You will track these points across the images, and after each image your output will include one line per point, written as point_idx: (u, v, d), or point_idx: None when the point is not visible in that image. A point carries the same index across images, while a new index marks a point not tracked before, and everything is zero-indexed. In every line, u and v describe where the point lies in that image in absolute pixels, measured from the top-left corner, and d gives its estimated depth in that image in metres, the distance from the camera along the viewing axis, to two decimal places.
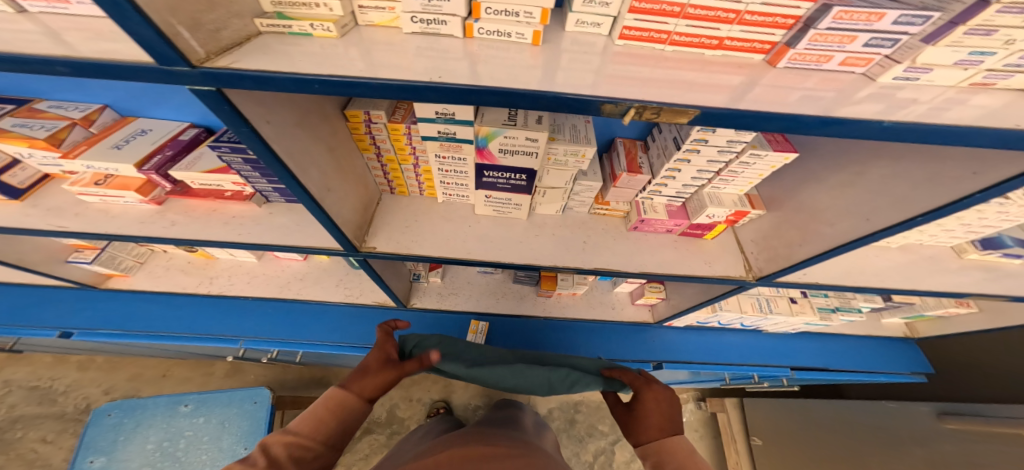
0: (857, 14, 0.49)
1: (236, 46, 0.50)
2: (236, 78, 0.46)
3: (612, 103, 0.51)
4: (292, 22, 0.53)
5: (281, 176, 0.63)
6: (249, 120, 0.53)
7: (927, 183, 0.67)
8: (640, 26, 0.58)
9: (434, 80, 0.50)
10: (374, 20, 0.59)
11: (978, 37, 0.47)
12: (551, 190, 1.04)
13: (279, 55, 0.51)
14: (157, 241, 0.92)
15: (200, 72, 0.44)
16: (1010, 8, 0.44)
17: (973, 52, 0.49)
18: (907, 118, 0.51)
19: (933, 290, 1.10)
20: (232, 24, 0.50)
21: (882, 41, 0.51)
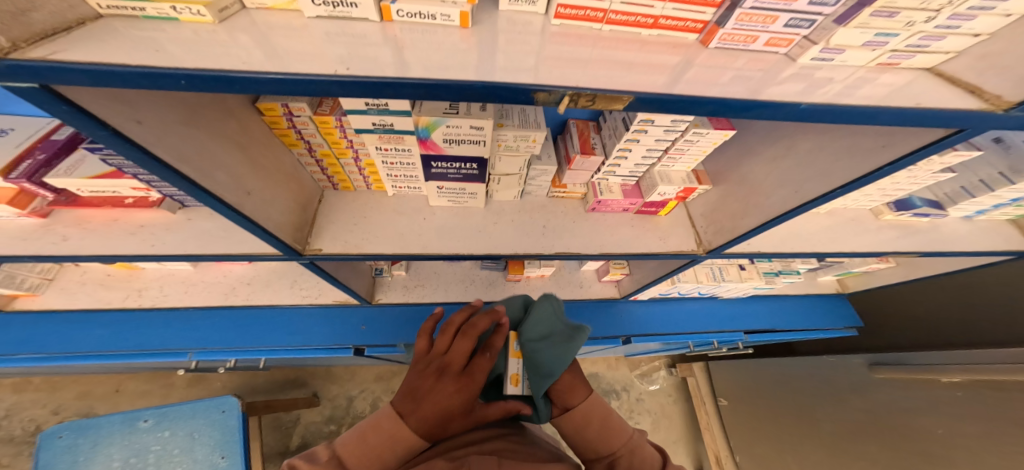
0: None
1: (65, 32, 0.38)
2: (60, 73, 0.34)
3: (545, 92, 0.49)
4: (144, 4, 0.42)
5: (179, 186, 0.52)
6: (108, 122, 0.41)
7: (845, 156, 0.71)
8: (575, 3, 0.55)
9: (340, 73, 0.45)
10: (266, 2, 0.51)
11: (882, 19, 0.49)
12: (506, 176, 1.01)
13: (140, 44, 0.41)
14: (52, 259, 0.76)
15: (7, 66, 0.32)
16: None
17: (879, 33, 0.51)
18: (824, 99, 0.53)
19: (856, 251, 1.21)
20: (52, 4, 0.38)
21: (801, 21, 0.53)
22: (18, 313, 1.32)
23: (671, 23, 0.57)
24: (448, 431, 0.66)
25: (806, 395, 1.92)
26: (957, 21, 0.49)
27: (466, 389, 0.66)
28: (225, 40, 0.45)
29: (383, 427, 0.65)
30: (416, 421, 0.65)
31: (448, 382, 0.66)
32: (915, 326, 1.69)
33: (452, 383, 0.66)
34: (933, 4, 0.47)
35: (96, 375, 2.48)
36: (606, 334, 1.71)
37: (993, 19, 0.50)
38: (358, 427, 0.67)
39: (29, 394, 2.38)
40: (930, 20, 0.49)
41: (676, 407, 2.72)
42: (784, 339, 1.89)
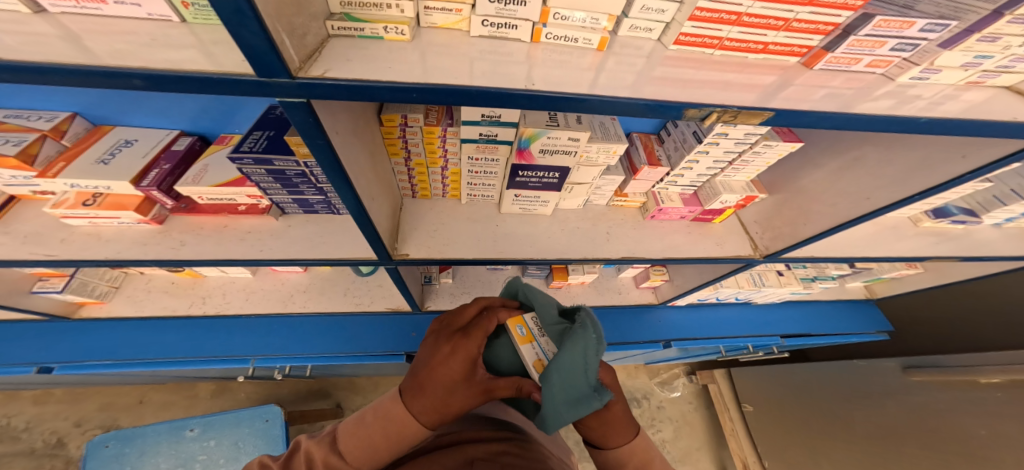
0: (893, 22, 0.56)
1: (319, 52, 0.45)
2: (333, 89, 0.41)
3: (698, 109, 0.55)
4: (365, 25, 0.49)
5: (340, 188, 0.58)
6: (325, 132, 0.48)
7: (918, 167, 0.78)
8: (696, 33, 0.61)
9: (529, 88, 0.50)
10: (437, 21, 0.56)
11: (985, 43, 0.56)
12: (577, 186, 1.07)
13: (365, 62, 0.46)
14: (171, 265, 0.81)
15: (300, 83, 0.39)
16: (1018, 20, 0.53)
17: (978, 55, 0.58)
18: (920, 113, 0.60)
19: (899, 255, 1.27)
20: (312, 28, 0.44)
21: (905, 46, 0.59)
22: (85, 320, 1.35)
23: (779, 47, 0.64)
24: (448, 406, 0.61)
25: (837, 401, 1.97)
26: None
27: (459, 348, 0.64)
28: (415, 56, 0.51)
29: (383, 408, 0.64)
30: (414, 398, 0.63)
31: (443, 346, 0.66)
32: (944, 329, 1.74)
33: (446, 345, 0.65)
34: None
35: (120, 386, 2.44)
36: (645, 339, 1.76)
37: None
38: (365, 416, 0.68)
39: (51, 405, 2.34)
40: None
41: (697, 414, 2.74)
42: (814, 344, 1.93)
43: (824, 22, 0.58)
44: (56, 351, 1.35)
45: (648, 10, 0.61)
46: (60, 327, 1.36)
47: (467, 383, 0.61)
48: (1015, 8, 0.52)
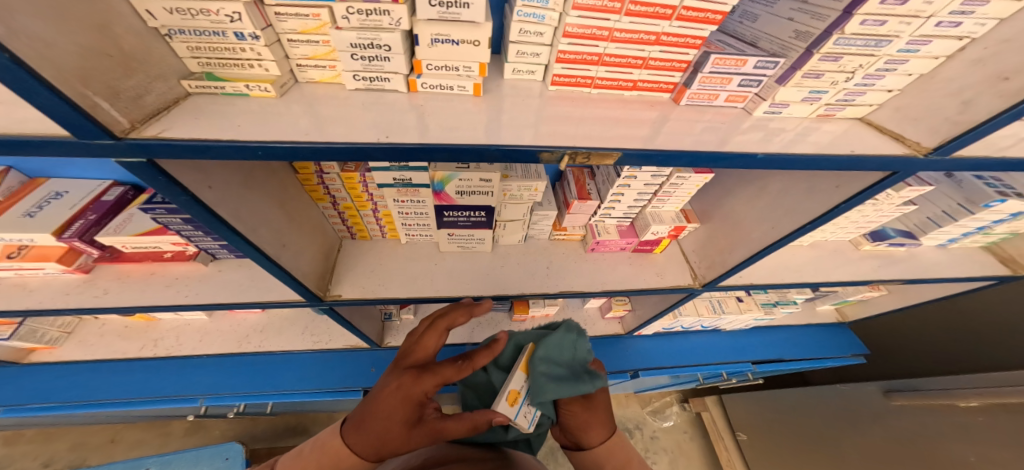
0: (729, 60, 0.63)
1: (163, 111, 0.52)
2: (167, 148, 0.46)
3: (548, 152, 0.59)
4: (225, 84, 0.56)
5: (227, 238, 0.63)
6: (187, 187, 0.53)
7: (808, 195, 0.81)
8: (568, 73, 0.70)
9: (380, 142, 0.55)
10: (315, 76, 0.65)
11: (812, 79, 0.62)
12: (510, 222, 1.11)
13: (213, 116, 0.53)
14: (92, 312, 0.83)
15: (127, 143, 0.44)
16: (827, 57, 0.59)
17: (812, 90, 0.64)
18: (776, 150, 0.63)
19: (844, 280, 1.27)
20: (154, 89, 0.51)
21: (751, 81, 0.66)
22: (35, 365, 1.34)
23: (648, 85, 0.71)
24: (385, 445, 0.61)
25: (832, 426, 1.84)
26: (871, 80, 0.62)
27: (406, 383, 0.63)
28: (283, 115, 0.56)
29: (323, 440, 0.65)
30: (352, 433, 0.64)
31: (390, 379, 0.65)
32: (926, 353, 1.67)
33: (395, 379, 0.64)
34: (848, 67, 0.60)
35: (89, 425, 2.31)
36: (614, 371, 1.71)
37: (900, 78, 0.62)
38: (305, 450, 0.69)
39: (18, 446, 2.21)
40: (849, 79, 0.62)
41: (693, 445, 2.55)
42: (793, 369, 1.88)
43: (677, 60, 0.67)
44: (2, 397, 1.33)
45: (524, 55, 0.71)
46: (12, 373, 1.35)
47: (413, 426, 0.61)
48: (819, 47, 0.57)
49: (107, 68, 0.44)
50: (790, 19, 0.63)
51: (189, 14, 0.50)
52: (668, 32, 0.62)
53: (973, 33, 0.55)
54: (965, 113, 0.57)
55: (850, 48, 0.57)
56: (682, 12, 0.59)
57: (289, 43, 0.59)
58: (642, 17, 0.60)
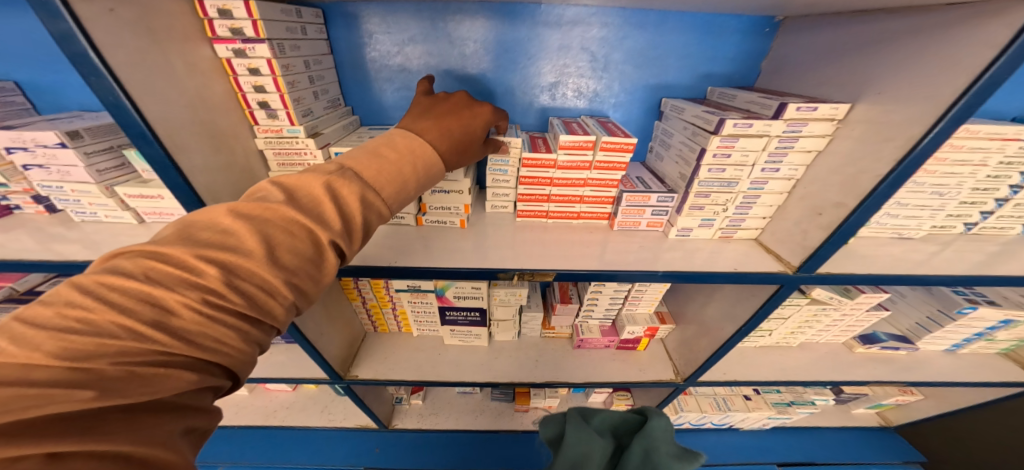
0: (637, 197, 0.85)
1: None
2: None
3: (503, 272, 0.81)
4: None
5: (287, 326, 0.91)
6: None
7: (740, 301, 0.94)
8: (529, 209, 0.96)
9: (391, 264, 0.81)
10: None
11: (697, 210, 0.81)
12: (502, 321, 1.30)
13: None
14: None
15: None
16: (701, 194, 0.78)
17: (702, 218, 0.83)
18: (678, 268, 0.80)
19: (849, 382, 1.22)
20: None
21: (660, 211, 0.86)
22: None
23: (589, 214, 0.94)
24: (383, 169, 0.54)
25: None
26: (743, 210, 0.80)
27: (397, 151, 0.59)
28: None
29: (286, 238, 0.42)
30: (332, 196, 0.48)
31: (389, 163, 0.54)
32: None
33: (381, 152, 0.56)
34: (719, 202, 0.79)
35: None
36: None
37: (764, 207, 0.79)
38: (27, 389, 0.27)
39: None
40: (726, 209, 0.80)
41: None
42: None
43: (606, 196, 0.90)
44: None
45: (499, 197, 0.99)
46: None
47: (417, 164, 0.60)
48: (689, 187, 0.77)
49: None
50: (675, 163, 0.86)
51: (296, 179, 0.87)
52: (592, 177, 0.88)
53: (794, 175, 0.74)
54: (808, 239, 0.71)
55: (712, 188, 0.77)
56: (597, 164, 0.85)
57: None
58: (573, 169, 0.87)
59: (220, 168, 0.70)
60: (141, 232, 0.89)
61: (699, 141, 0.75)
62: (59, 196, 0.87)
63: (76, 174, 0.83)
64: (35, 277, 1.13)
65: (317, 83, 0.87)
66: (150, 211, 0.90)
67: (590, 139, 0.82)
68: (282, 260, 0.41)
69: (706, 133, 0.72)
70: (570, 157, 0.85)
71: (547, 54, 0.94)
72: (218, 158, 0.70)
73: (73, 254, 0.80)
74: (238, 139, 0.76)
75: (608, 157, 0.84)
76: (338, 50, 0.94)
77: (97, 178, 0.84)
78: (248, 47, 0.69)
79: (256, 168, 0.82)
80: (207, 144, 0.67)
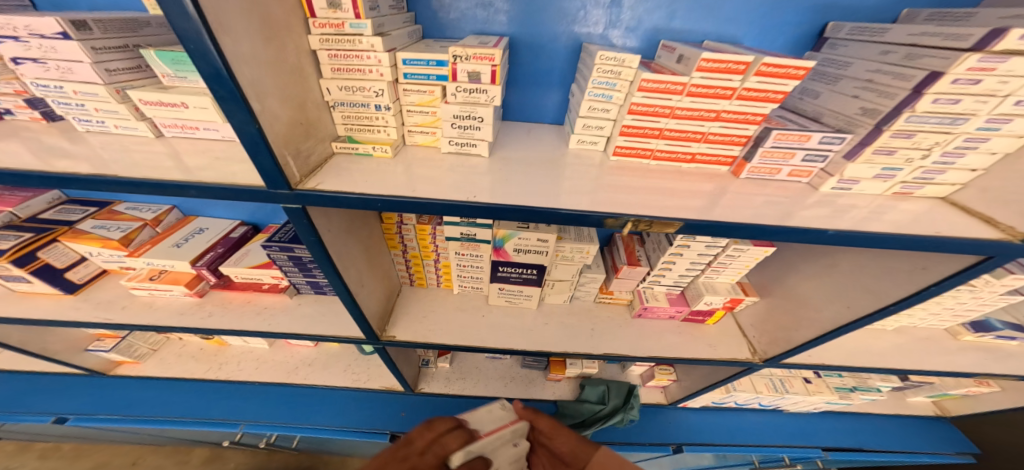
0: (791, 136, 0.67)
1: (319, 167, 0.68)
2: (317, 198, 0.62)
3: (613, 217, 0.64)
4: (359, 145, 0.73)
5: (328, 272, 0.78)
6: (316, 231, 0.70)
7: (887, 275, 0.80)
8: (628, 145, 0.77)
9: (469, 200, 0.65)
10: (418, 140, 0.80)
11: (884, 156, 0.64)
12: (559, 282, 1.13)
13: (345, 174, 0.69)
14: (197, 330, 1.04)
15: (295, 193, 0.61)
16: (899, 134, 0.62)
17: (885, 168, 0.66)
18: (844, 229, 0.64)
19: (943, 371, 1.11)
20: (318, 150, 0.69)
21: (816, 157, 0.69)
22: (118, 377, 1.50)
23: (706, 157, 0.76)
24: None
25: None
26: (950, 158, 0.64)
27: None
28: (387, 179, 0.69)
29: None
30: None
31: None
32: None
33: None
34: (923, 145, 0.62)
35: None
36: (653, 442, 1.56)
37: (984, 156, 0.63)
38: None
39: None
40: (925, 157, 0.64)
41: None
42: (881, 463, 1.61)
43: (737, 135, 0.72)
44: (80, 402, 1.47)
45: (589, 127, 0.80)
46: (98, 382, 1.51)
47: None
48: (889, 124, 0.61)
49: (300, 136, 0.63)
50: (853, 98, 0.68)
51: (352, 90, 0.69)
52: (728, 110, 0.68)
53: None
54: None
55: (924, 125, 0.60)
56: (743, 92, 0.66)
57: (407, 112, 0.75)
58: (704, 98, 0.67)
59: (268, 64, 0.53)
60: (158, 148, 0.71)
61: (925, 64, 0.58)
62: (59, 99, 0.70)
63: (79, 71, 0.66)
64: (39, 202, 1.07)
65: None
66: (170, 124, 0.73)
67: (745, 59, 0.62)
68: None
69: (958, 51, 0.55)
70: (706, 81, 0.65)
71: None
72: (267, 53, 0.53)
73: (78, 168, 0.63)
74: (291, 35, 0.58)
75: (762, 84, 0.64)
76: None
77: (105, 79, 0.67)
78: None
79: (307, 72, 0.64)
80: (255, 32, 0.51)
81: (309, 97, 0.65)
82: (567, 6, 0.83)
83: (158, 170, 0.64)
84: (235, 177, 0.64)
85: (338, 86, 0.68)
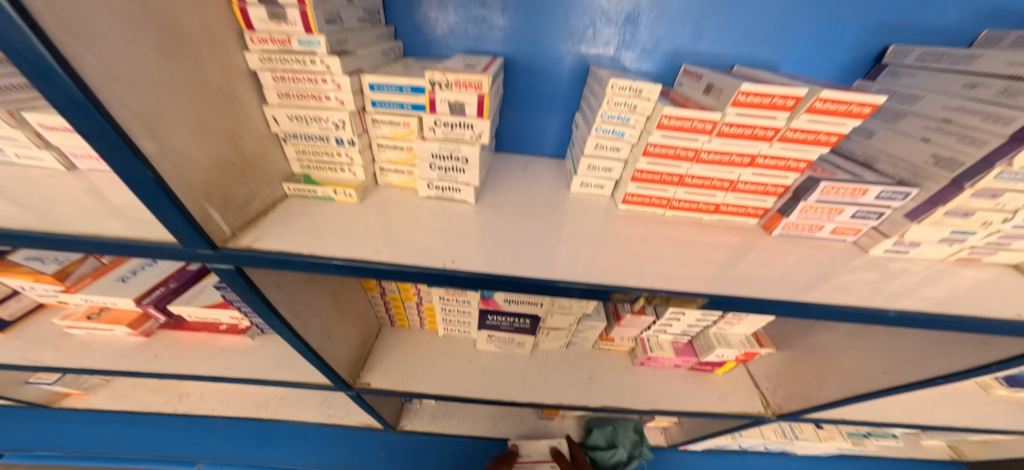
0: (843, 190, 0.56)
1: (261, 215, 0.56)
2: (253, 259, 0.49)
3: (622, 293, 0.51)
4: (318, 188, 0.60)
5: (281, 332, 0.65)
6: (261, 290, 0.56)
7: (937, 346, 0.70)
8: (642, 193, 0.66)
9: (445, 267, 0.52)
10: (392, 181, 0.67)
11: (957, 217, 0.53)
12: (554, 330, 1.02)
13: (302, 223, 0.56)
14: (139, 377, 0.90)
15: (221, 254, 0.48)
16: (982, 194, 0.50)
17: (955, 230, 0.55)
18: (914, 306, 0.52)
19: (977, 430, 1.01)
20: (261, 194, 0.56)
21: (869, 213, 0.58)
22: (64, 410, 1.35)
23: (732, 208, 0.65)
24: None
25: None
26: None
27: None
28: (353, 230, 0.56)
29: None
30: None
31: None
32: None
33: None
34: (1007, 206, 0.51)
35: None
36: None
37: None
38: None
39: None
40: (1006, 220, 0.52)
41: None
42: None
43: (772, 184, 0.61)
44: (19, 438, 1.32)
45: (594, 170, 0.69)
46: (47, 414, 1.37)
47: None
48: (973, 180, 0.48)
49: (232, 179, 0.50)
50: (922, 142, 0.56)
51: (305, 121, 0.56)
52: (765, 155, 0.58)
53: None
54: None
55: (1015, 183, 0.48)
56: (787, 133, 0.55)
57: (378, 147, 0.63)
58: (736, 139, 0.57)
59: (175, 87, 0.40)
60: (72, 181, 0.57)
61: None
62: None
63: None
64: None
65: None
66: (83, 154, 0.57)
67: (797, 92, 0.51)
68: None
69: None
70: (742, 118, 0.54)
71: None
72: (172, 77, 0.40)
73: None
74: (214, 52, 0.46)
75: (811, 124, 0.53)
76: None
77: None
78: None
79: (244, 98, 0.52)
80: (155, 49, 0.38)
81: (245, 128, 0.52)
82: (573, 24, 0.72)
83: (56, 212, 0.51)
84: (155, 226, 0.50)
85: (287, 116, 0.55)
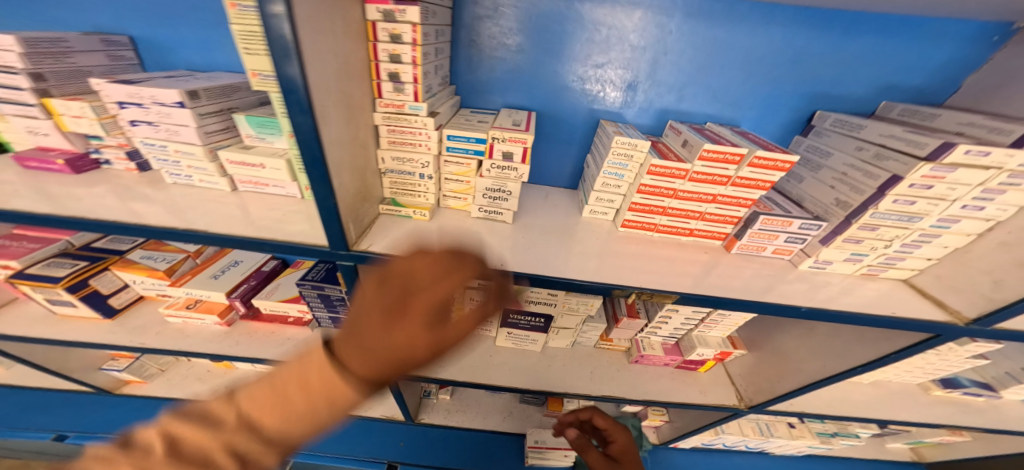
0: (776, 222, 0.78)
1: (369, 228, 0.77)
2: (367, 259, 0.71)
3: (619, 289, 0.73)
4: (403, 209, 0.82)
5: None
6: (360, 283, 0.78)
7: (858, 341, 0.91)
8: (636, 219, 0.88)
9: (497, 268, 0.74)
10: (452, 204, 0.89)
11: (853, 243, 0.75)
12: (563, 329, 1.22)
13: (392, 235, 0.77)
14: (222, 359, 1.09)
15: (351, 253, 0.69)
16: (865, 227, 0.72)
17: (853, 252, 0.77)
18: (824, 305, 0.74)
19: (915, 423, 1.20)
20: (369, 211, 0.78)
21: (796, 238, 0.80)
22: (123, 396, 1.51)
23: (703, 233, 0.87)
24: None
25: None
26: (909, 247, 0.74)
27: None
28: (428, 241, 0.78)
29: None
30: None
31: None
32: None
33: None
34: (886, 236, 0.73)
35: None
36: None
37: (937, 249, 0.74)
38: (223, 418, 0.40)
39: None
40: (887, 246, 0.75)
41: None
42: None
43: (731, 216, 0.83)
44: (81, 421, 1.47)
45: (600, 202, 0.92)
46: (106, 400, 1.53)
47: None
48: (857, 218, 0.71)
49: (359, 202, 0.72)
50: (831, 188, 0.80)
51: (402, 161, 0.78)
52: (724, 194, 0.79)
53: (997, 216, 0.67)
54: (999, 291, 0.67)
55: (885, 221, 0.70)
56: (737, 180, 0.76)
57: (445, 180, 0.85)
58: (704, 183, 0.78)
59: (348, 144, 0.63)
60: (225, 201, 0.79)
61: (888, 166, 0.68)
62: (159, 156, 0.79)
63: (185, 134, 0.75)
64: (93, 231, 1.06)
65: (438, 57, 0.79)
66: (246, 180, 0.81)
67: (740, 152, 0.72)
68: (279, 424, 0.42)
69: (916, 158, 0.64)
70: (706, 168, 0.76)
71: (692, 50, 0.89)
72: (349, 137, 0.63)
73: (157, 219, 0.70)
74: (363, 113, 0.68)
75: (754, 174, 0.75)
76: (460, 22, 0.88)
77: (204, 140, 0.76)
78: (399, 10, 0.62)
79: (369, 144, 0.74)
80: (345, 121, 0.61)
81: (368, 165, 0.75)
82: (589, 89, 0.96)
83: (228, 224, 0.71)
84: (295, 234, 0.71)
85: (391, 156, 0.77)
